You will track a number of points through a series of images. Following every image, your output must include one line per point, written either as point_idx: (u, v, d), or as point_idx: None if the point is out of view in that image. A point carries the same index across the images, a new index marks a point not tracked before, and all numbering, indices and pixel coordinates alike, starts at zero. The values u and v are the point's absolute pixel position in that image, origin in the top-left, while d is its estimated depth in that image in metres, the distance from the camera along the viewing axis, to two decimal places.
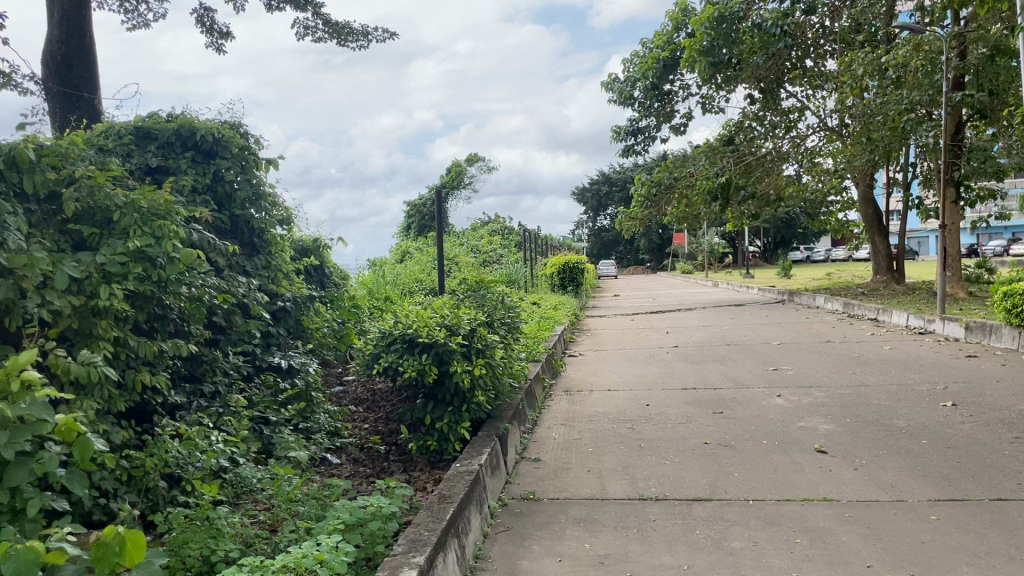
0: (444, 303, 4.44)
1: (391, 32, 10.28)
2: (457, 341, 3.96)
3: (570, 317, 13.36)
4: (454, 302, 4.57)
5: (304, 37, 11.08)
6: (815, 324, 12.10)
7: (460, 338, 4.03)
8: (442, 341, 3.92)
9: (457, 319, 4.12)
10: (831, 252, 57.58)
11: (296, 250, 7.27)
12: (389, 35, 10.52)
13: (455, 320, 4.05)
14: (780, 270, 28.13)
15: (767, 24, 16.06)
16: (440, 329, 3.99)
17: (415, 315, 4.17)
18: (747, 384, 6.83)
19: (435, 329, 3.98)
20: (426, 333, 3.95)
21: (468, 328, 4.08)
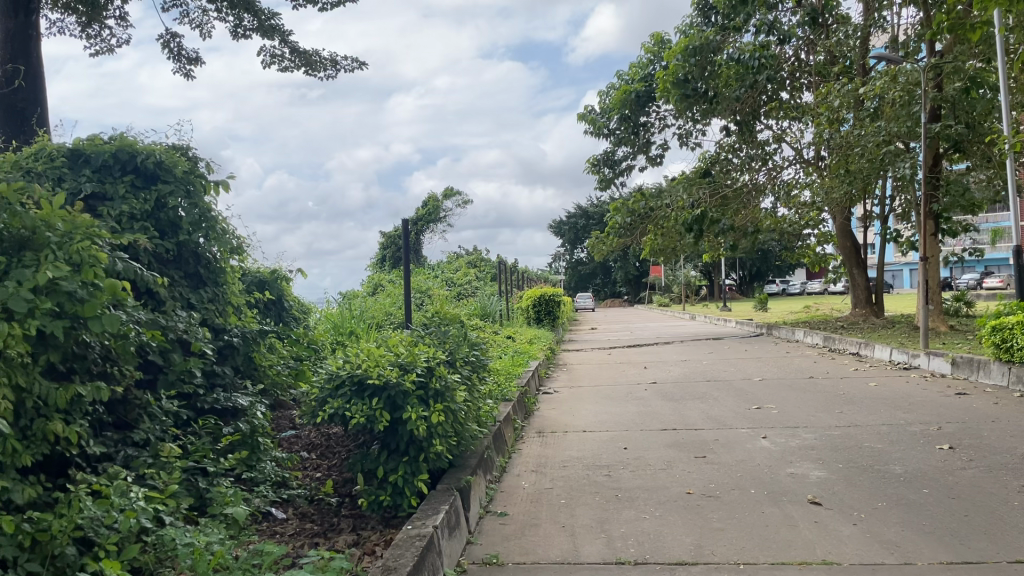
0: (400, 339, 4.03)
1: (361, 62, 9.94)
2: (411, 383, 3.55)
3: (546, 352, 12.98)
4: (412, 338, 4.16)
5: (271, 66, 10.72)
6: (796, 359, 11.80)
7: (416, 379, 3.62)
8: (395, 383, 3.51)
9: (411, 356, 3.70)
10: (807, 285, 57.89)
11: (252, 284, 6.86)
12: (359, 65, 10.15)
13: (410, 359, 3.65)
14: (758, 303, 27.99)
15: (743, 57, 16.03)
16: (393, 369, 3.58)
17: (366, 353, 3.75)
18: (730, 425, 6.44)
19: (386, 369, 3.57)
20: (377, 374, 3.53)
21: (424, 366, 3.67)
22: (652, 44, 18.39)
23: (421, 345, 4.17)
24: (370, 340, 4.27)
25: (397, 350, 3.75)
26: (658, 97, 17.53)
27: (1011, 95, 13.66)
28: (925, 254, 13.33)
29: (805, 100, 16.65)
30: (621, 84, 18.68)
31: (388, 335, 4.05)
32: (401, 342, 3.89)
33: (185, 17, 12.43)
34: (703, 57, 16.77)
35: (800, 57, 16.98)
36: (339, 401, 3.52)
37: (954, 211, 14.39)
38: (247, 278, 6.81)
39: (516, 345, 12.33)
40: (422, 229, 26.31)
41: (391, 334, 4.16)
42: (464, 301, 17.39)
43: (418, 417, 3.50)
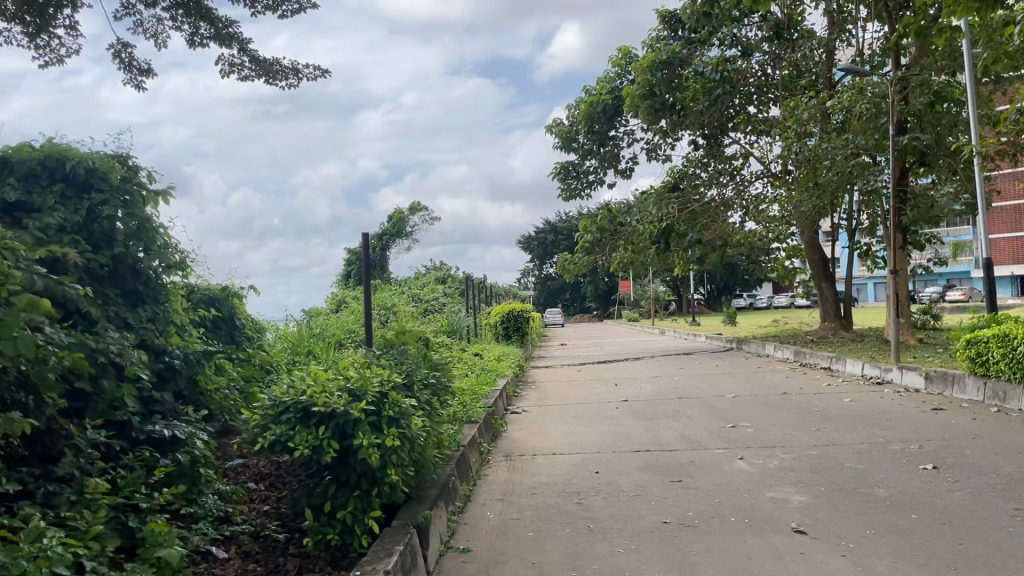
0: (352, 360, 3.70)
1: (324, 70, 9.49)
2: (361, 410, 3.20)
3: (514, 369, 12.67)
4: (365, 359, 3.83)
5: (229, 75, 10.33)
6: (768, 375, 11.62)
7: (366, 406, 3.28)
8: (342, 410, 3.16)
9: (362, 381, 3.36)
10: (774, 299, 58.38)
11: (202, 301, 6.49)
12: (321, 73, 9.66)
13: (361, 383, 3.31)
14: (727, 318, 27.98)
15: (707, 70, 16.00)
16: (340, 396, 3.23)
17: (313, 377, 3.41)
18: (705, 445, 6.18)
19: (333, 396, 3.22)
20: (324, 401, 3.19)
21: (376, 392, 3.33)
22: (620, 58, 18.28)
23: (376, 366, 3.84)
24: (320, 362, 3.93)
25: (349, 372, 3.42)
26: (626, 110, 17.40)
27: (976, 109, 13.75)
28: (894, 267, 13.28)
29: (772, 114, 16.64)
30: (588, 97, 18.53)
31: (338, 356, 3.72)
32: (354, 363, 3.56)
33: (138, 25, 11.94)
34: (670, 71, 16.70)
35: (766, 71, 16.95)
36: (281, 430, 3.17)
37: (920, 224, 14.49)
38: (195, 296, 6.45)
39: (483, 362, 12.00)
40: (388, 245, 25.92)
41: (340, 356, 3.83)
42: (430, 317, 17.03)
43: (369, 447, 3.17)
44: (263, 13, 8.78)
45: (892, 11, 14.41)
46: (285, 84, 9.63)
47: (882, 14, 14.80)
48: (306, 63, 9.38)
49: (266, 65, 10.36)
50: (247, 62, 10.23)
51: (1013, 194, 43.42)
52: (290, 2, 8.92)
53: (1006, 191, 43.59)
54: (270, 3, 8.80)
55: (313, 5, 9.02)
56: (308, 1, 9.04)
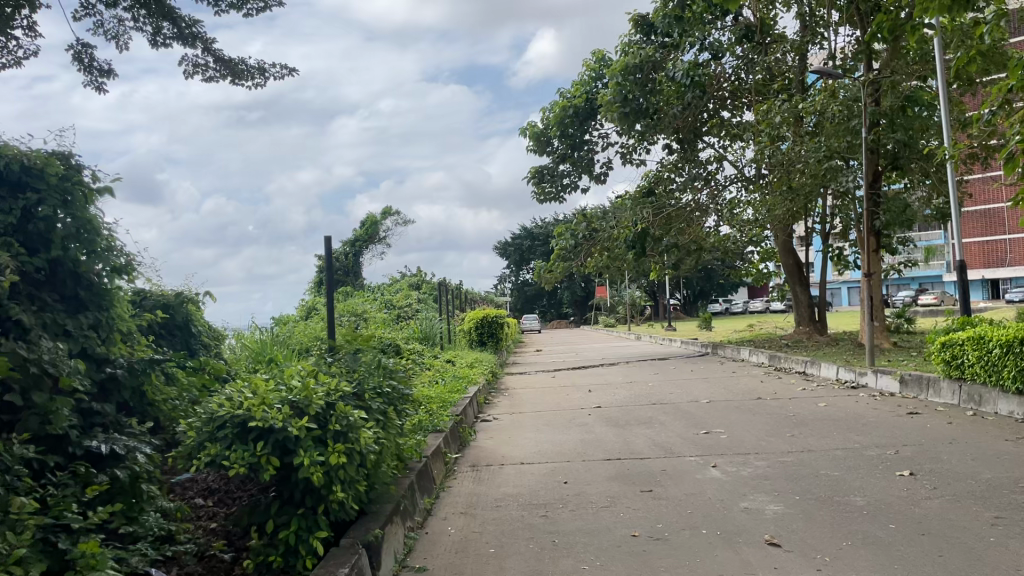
0: (299, 368, 3.49)
1: (290, 68, 9.07)
2: (302, 422, 2.99)
3: (487, 376, 12.45)
4: (313, 367, 3.61)
5: (193, 76, 10.03)
6: (743, 379, 11.50)
7: (310, 418, 3.06)
8: (282, 424, 2.94)
9: (305, 391, 3.14)
10: (749, 303, 58.69)
11: (154, 307, 6.24)
12: (288, 71, 9.23)
13: (304, 394, 3.10)
14: (702, 323, 27.96)
15: (679, 74, 15.94)
16: (281, 407, 3.01)
17: (252, 388, 3.19)
18: (677, 452, 6.00)
19: (273, 408, 3.00)
20: (262, 415, 2.97)
21: (320, 403, 3.10)
22: (593, 61, 18.15)
23: (325, 375, 3.63)
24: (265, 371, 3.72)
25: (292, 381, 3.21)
26: (601, 114, 17.27)
27: (948, 113, 13.80)
28: (868, 270, 13.24)
29: (745, 118, 16.60)
30: (561, 100, 18.41)
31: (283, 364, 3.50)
32: (298, 371, 3.35)
33: (98, 25, 11.53)
34: (643, 75, 16.60)
35: (740, 75, 16.90)
36: (216, 445, 2.94)
37: (893, 228, 14.50)
38: (147, 303, 6.20)
39: (455, 369, 11.77)
40: (361, 251, 25.61)
41: (286, 364, 3.61)
42: (403, 324, 16.76)
43: (312, 462, 2.95)
44: (227, 12, 8.49)
45: (865, 14, 14.40)
46: (251, 84, 9.34)
47: (854, 18, 14.79)
48: (272, 63, 9.09)
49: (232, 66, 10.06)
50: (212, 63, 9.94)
51: (985, 199, 43.84)
52: (255, 1, 8.63)
53: (978, 196, 43.99)
54: (234, 2, 8.51)
55: (280, 4, 8.74)
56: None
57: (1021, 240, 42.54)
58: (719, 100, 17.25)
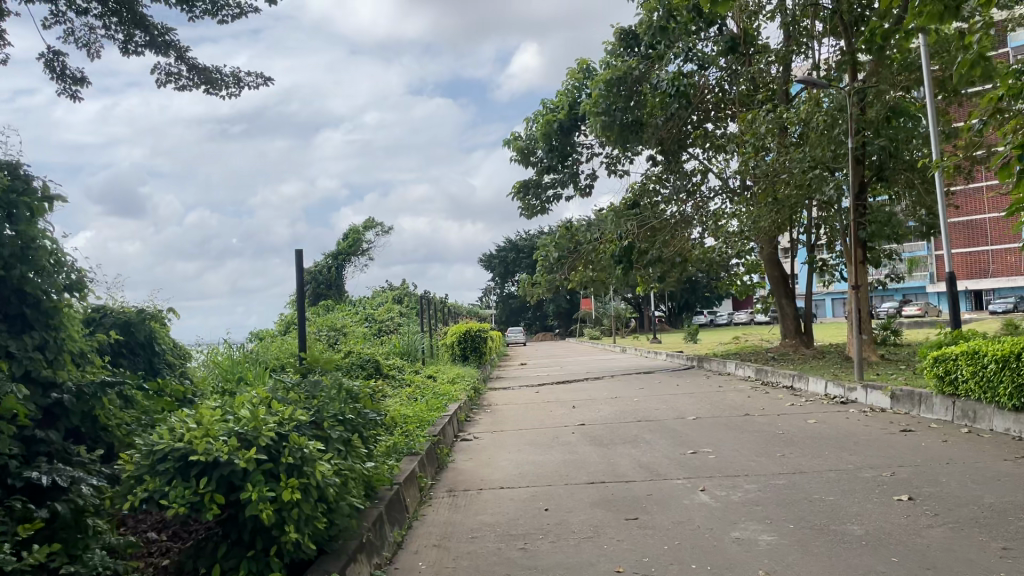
0: (252, 397, 3.21)
1: (267, 77, 8.87)
2: (250, 456, 2.70)
3: (469, 392, 12.14)
4: (267, 395, 3.33)
5: (166, 84, 9.70)
6: (730, 394, 11.26)
7: (258, 451, 2.77)
8: (226, 457, 2.65)
9: (255, 421, 2.85)
10: (733, 315, 58.75)
11: (114, 327, 5.94)
12: (264, 80, 9.06)
13: (252, 424, 2.82)
14: (688, 335, 27.82)
15: (662, 84, 15.76)
16: (227, 439, 2.72)
17: (197, 418, 2.90)
18: (664, 475, 5.73)
19: (217, 439, 2.70)
20: (206, 448, 2.68)
21: (271, 435, 2.82)
22: (576, 71, 17.93)
23: (281, 404, 3.35)
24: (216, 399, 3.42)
25: (241, 410, 2.93)
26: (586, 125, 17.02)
27: (935, 124, 13.68)
28: (855, 283, 13.07)
29: (729, 129, 16.45)
30: (545, 112, 18.19)
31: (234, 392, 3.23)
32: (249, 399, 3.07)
33: (68, 34, 11.01)
34: (627, 86, 16.36)
35: (723, 87, 16.79)
36: (154, 483, 2.64)
37: (880, 239, 14.34)
38: (105, 323, 5.89)
39: (435, 386, 11.45)
40: (343, 263, 25.27)
41: (239, 391, 3.34)
42: (384, 338, 16.43)
43: (262, 499, 2.66)
44: (202, 18, 8.16)
45: (849, 24, 14.29)
46: (225, 93, 9.04)
47: (840, 29, 14.63)
48: (248, 71, 8.76)
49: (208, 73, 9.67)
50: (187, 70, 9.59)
51: (968, 210, 43.99)
52: (231, 7, 8.28)
53: (962, 206, 44.14)
54: (209, 8, 8.17)
55: (256, 10, 8.41)
56: (249, 5, 8.40)
57: (1003, 250, 42.71)
58: (703, 111, 17.20)
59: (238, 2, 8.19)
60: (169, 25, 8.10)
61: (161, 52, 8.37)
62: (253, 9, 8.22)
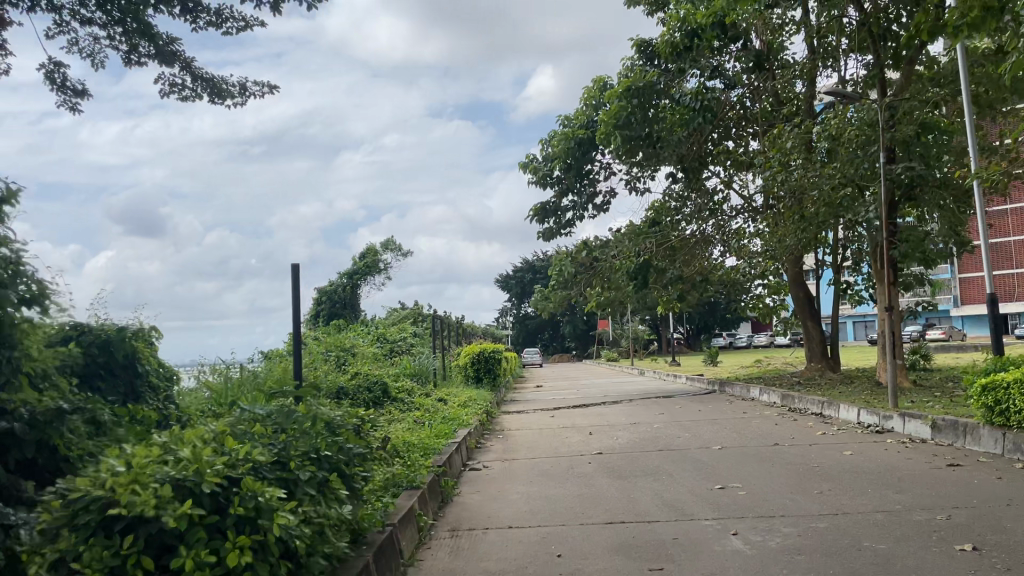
0: (203, 432, 2.76)
1: (273, 86, 8.44)
2: (184, 510, 2.22)
3: (481, 417, 11.57)
4: (225, 429, 2.85)
5: (168, 96, 9.27)
6: (755, 421, 10.67)
7: (197, 504, 2.29)
8: (152, 511, 2.18)
9: (196, 465, 2.38)
10: (753, 338, 57.98)
11: (91, 346, 5.47)
12: (269, 90, 8.62)
13: (194, 469, 2.35)
14: (707, 358, 27.19)
15: (685, 98, 15.23)
16: (159, 488, 2.25)
17: (131, 459, 2.44)
18: (690, 515, 5.17)
19: (144, 490, 2.23)
20: (127, 500, 2.22)
21: (215, 483, 2.35)
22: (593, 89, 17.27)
23: (241, 440, 2.88)
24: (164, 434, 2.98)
25: (181, 451, 2.47)
26: (599, 141, 16.56)
27: (973, 138, 13.08)
28: (889, 304, 12.34)
29: (753, 147, 15.96)
30: (562, 129, 17.71)
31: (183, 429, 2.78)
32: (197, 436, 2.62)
33: (72, 44, 10.56)
34: (646, 98, 15.76)
35: (745, 103, 16.36)
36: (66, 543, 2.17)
37: (910, 261, 13.73)
38: (81, 342, 5.42)
39: (446, 410, 10.89)
40: (357, 283, 24.92)
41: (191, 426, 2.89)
42: (394, 360, 15.91)
43: (199, 564, 2.19)
44: (206, 31, 7.71)
45: (877, 39, 13.71)
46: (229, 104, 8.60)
47: (864, 44, 13.96)
48: (253, 83, 8.30)
49: (212, 86, 9.16)
50: (191, 81, 9.11)
51: (994, 233, 43.20)
52: (236, 19, 7.85)
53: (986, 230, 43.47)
54: (212, 19, 7.73)
55: (262, 22, 8.00)
56: (254, 16, 8.01)
57: None
58: (724, 128, 16.64)
59: (244, 14, 7.75)
60: (172, 36, 7.66)
61: (163, 63, 7.92)
62: (259, 21, 7.78)
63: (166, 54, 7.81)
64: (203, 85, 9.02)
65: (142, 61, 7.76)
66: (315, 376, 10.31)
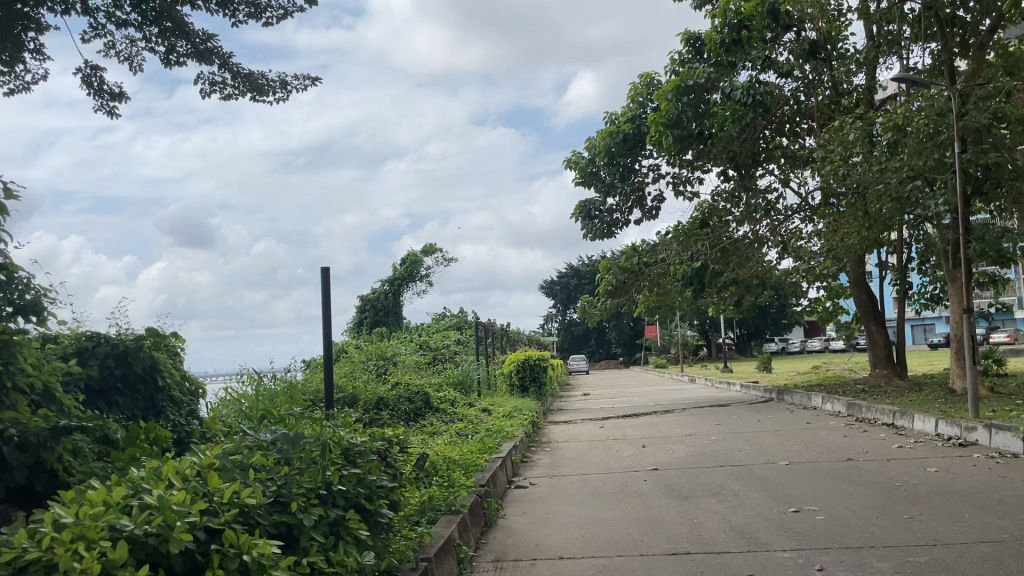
0: (186, 467, 2.39)
1: (317, 79, 7.93)
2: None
3: (527, 428, 11.02)
4: (214, 462, 2.47)
5: (210, 97, 8.73)
6: (820, 433, 9.93)
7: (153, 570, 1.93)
8: None
9: (155, 525, 2.02)
10: (806, 342, 56.44)
11: (107, 358, 5.07)
12: (313, 82, 8.08)
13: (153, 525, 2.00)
14: (760, 364, 26.24)
15: (738, 93, 14.44)
16: (106, 551, 1.89)
17: (86, 505, 2.08)
18: (765, 544, 4.56)
19: (87, 554, 1.87)
20: (66, 565, 1.85)
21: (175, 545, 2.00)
22: (641, 84, 16.66)
23: (233, 473, 2.50)
24: (150, 466, 2.61)
25: (145, 498, 2.10)
26: (648, 141, 15.88)
27: None
28: (966, 306, 11.48)
29: (810, 143, 15.22)
30: (607, 126, 17.08)
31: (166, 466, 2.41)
32: (172, 475, 2.24)
33: (110, 48, 10.21)
34: (697, 97, 15.06)
35: (800, 99, 15.64)
36: None
37: (985, 259, 12.80)
38: (97, 355, 5.04)
39: (490, 422, 10.36)
40: (402, 290, 24.61)
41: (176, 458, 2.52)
42: (438, 369, 15.44)
43: None
44: (245, 22, 7.30)
45: (943, 25, 12.87)
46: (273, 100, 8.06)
47: (929, 32, 13.06)
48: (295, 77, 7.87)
49: (253, 84, 8.65)
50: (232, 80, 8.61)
51: None
52: (275, 8, 7.44)
53: None
54: (251, 10, 7.30)
55: (301, 10, 7.57)
56: (294, 4, 7.57)
57: None
58: (777, 125, 15.90)
59: (283, 3, 7.34)
60: (211, 33, 7.12)
61: (202, 62, 7.45)
62: (299, 10, 7.34)
63: (205, 53, 7.26)
64: (243, 84, 8.51)
65: (180, 62, 7.18)
66: (354, 387, 9.88)
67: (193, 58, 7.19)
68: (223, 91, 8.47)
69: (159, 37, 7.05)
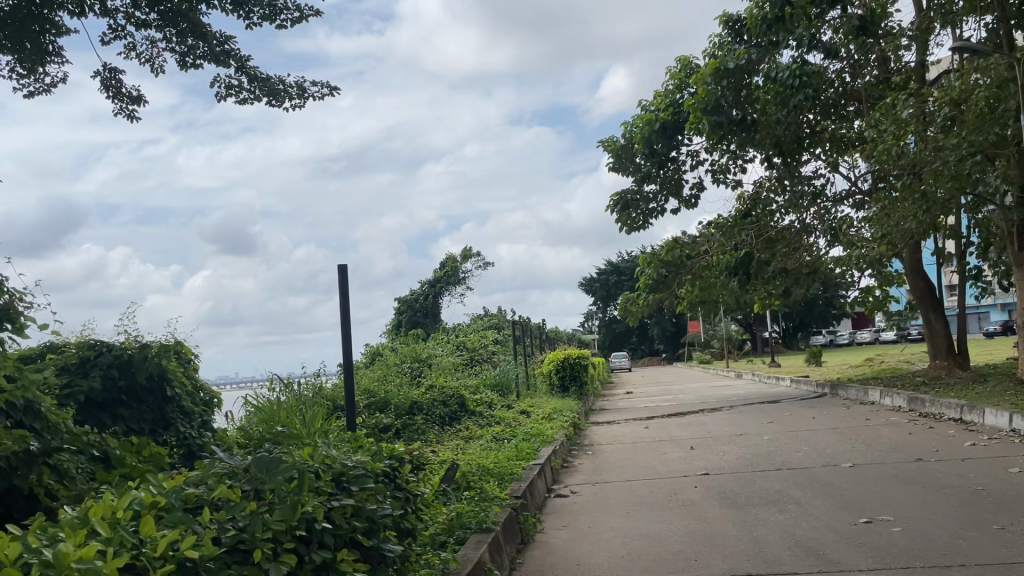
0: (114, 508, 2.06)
1: (334, 85, 7.58)
2: None
3: (568, 430, 10.51)
4: (141, 506, 2.15)
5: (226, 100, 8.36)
6: (882, 430, 9.26)
7: None
8: None
9: None
10: (856, 334, 54.80)
11: (109, 369, 4.68)
12: (330, 89, 7.73)
13: None
14: (812, 357, 25.29)
15: (783, 75, 13.51)
16: None
17: None
18: (836, 563, 4.04)
19: None
20: None
21: None
22: (678, 69, 16.00)
23: (178, 517, 2.18)
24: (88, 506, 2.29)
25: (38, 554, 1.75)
26: (687, 129, 15.23)
27: None
28: None
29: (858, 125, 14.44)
30: (645, 114, 16.45)
31: (97, 512, 2.03)
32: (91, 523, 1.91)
33: (129, 50, 9.95)
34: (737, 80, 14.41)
35: (845, 80, 14.89)
36: None
37: None
38: (99, 365, 4.66)
39: (529, 424, 9.87)
40: (440, 291, 24.20)
41: (112, 501, 2.15)
42: (474, 370, 15.02)
43: None
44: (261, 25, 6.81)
45: None
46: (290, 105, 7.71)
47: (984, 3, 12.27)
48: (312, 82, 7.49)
49: (271, 88, 8.26)
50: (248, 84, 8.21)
51: None
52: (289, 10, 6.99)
53: None
54: (267, 13, 6.83)
55: (316, 12, 7.16)
56: (308, 6, 7.16)
57: None
58: (822, 107, 15.15)
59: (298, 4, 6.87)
60: (227, 34, 6.64)
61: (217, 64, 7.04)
62: (315, 10, 6.94)
63: (221, 57, 6.76)
64: (260, 87, 8.12)
65: (198, 65, 6.67)
66: (387, 391, 9.47)
67: (212, 62, 6.73)
68: (240, 95, 8.05)
69: (173, 37, 6.61)
